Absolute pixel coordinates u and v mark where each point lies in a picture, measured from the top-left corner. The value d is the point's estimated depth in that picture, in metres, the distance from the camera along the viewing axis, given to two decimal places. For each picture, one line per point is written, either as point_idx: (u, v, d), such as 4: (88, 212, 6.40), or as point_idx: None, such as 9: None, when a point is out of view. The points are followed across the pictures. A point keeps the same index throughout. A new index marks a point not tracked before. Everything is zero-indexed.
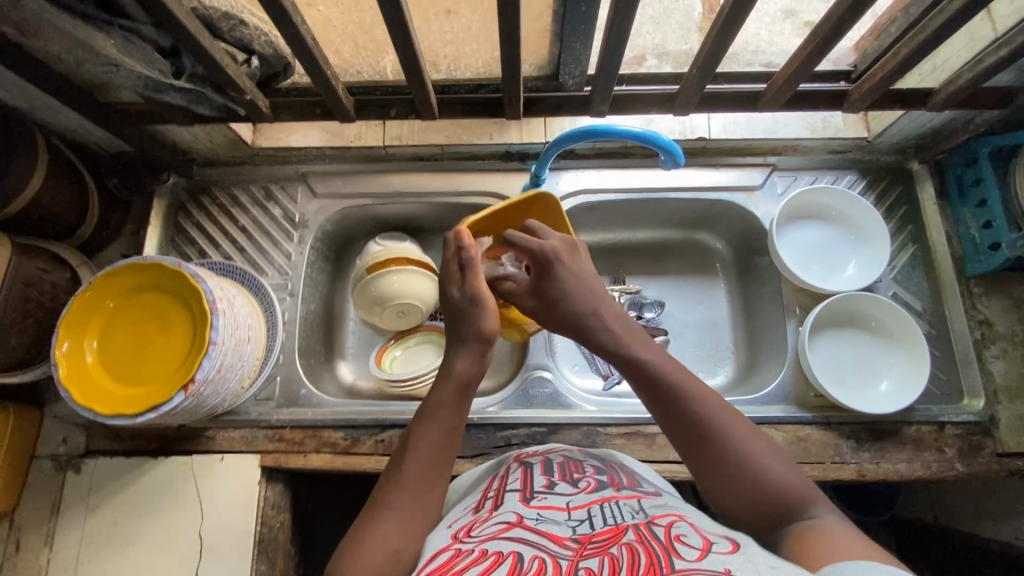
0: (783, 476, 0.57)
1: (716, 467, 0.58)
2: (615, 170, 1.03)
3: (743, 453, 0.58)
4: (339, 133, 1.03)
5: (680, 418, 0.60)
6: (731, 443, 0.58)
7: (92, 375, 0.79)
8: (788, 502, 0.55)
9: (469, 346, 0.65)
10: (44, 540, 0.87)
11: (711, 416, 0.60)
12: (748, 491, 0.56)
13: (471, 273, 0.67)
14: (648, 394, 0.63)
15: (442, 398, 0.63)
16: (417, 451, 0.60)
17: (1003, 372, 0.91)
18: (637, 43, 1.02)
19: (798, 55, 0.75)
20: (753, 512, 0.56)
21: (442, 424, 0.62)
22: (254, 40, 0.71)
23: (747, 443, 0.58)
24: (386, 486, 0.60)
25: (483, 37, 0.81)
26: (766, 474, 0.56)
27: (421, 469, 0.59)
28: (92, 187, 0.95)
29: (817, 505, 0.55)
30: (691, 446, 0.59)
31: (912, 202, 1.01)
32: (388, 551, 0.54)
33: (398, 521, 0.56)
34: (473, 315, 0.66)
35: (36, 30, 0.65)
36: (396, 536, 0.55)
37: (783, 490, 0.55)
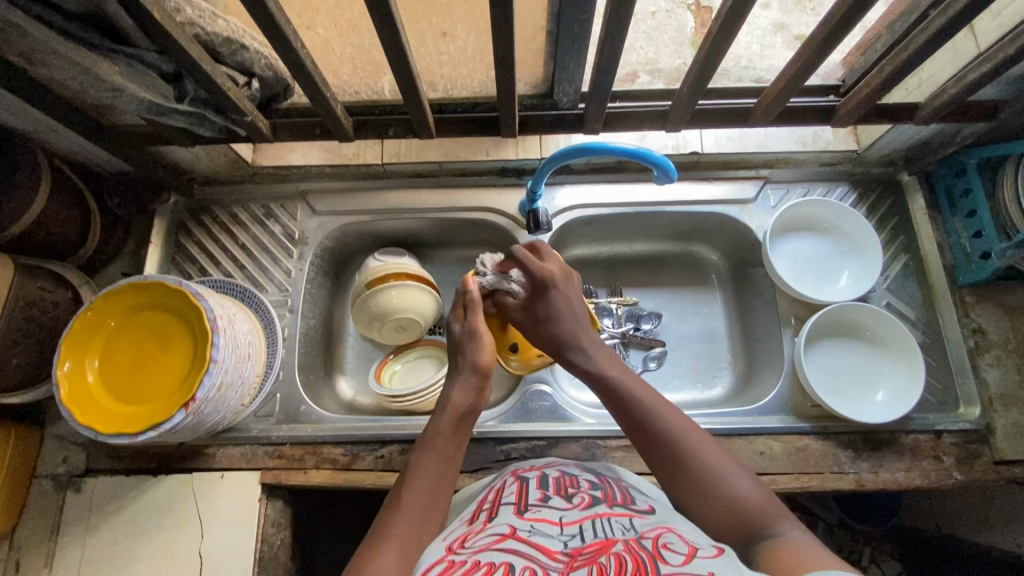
0: (750, 491, 0.59)
1: (688, 481, 0.60)
2: (610, 184, 1.04)
3: (711, 467, 0.60)
4: (338, 151, 1.04)
5: (653, 435, 0.63)
6: (699, 458, 0.61)
7: (94, 395, 0.80)
8: (756, 514, 0.56)
9: (466, 377, 0.70)
10: (44, 560, 0.87)
11: (682, 433, 0.63)
12: (717, 503, 0.58)
13: (473, 311, 0.74)
14: (622, 414, 0.66)
15: (439, 429, 0.66)
16: (416, 479, 0.61)
17: (997, 380, 0.92)
18: (630, 59, 1.04)
19: (785, 72, 0.77)
20: (725, 526, 0.57)
21: (439, 453, 0.64)
22: (254, 62, 0.72)
23: (715, 458, 0.61)
24: (386, 515, 0.59)
25: (478, 58, 0.84)
26: (733, 487, 0.59)
27: (420, 496, 0.60)
28: (93, 208, 0.96)
29: (787, 519, 0.56)
30: (665, 462, 0.62)
31: (903, 213, 1.03)
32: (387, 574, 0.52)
33: (400, 549, 0.54)
34: (471, 349, 0.72)
35: (41, 57, 0.66)
36: (397, 563, 0.53)
37: (750, 504, 0.57)
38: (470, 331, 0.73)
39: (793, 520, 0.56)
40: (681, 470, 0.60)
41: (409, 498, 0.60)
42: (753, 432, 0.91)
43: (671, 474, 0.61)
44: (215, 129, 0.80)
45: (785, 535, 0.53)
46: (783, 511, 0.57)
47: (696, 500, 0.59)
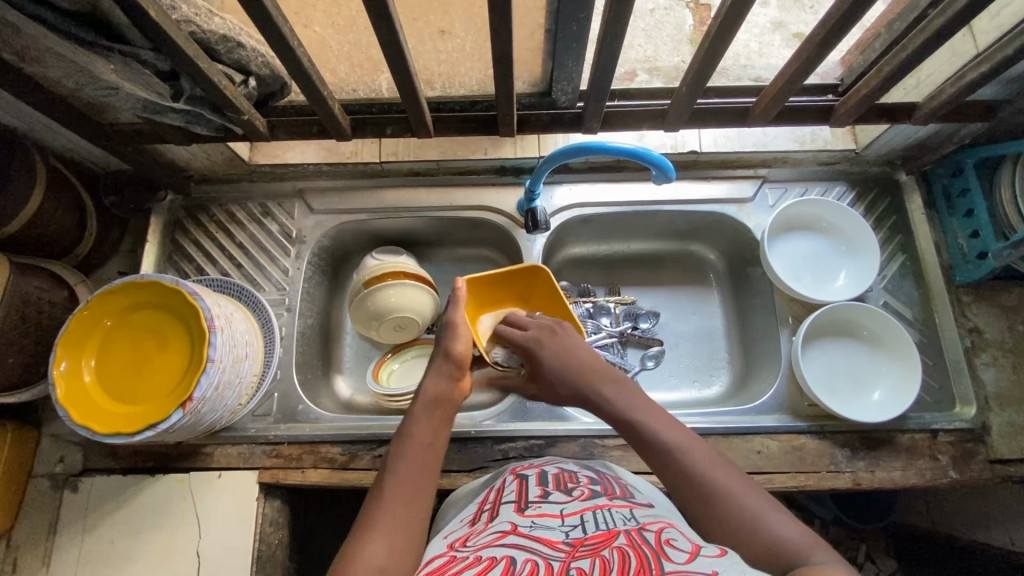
0: (788, 529, 0.54)
1: (720, 520, 0.57)
2: (608, 183, 1.04)
3: (743, 506, 0.57)
4: (336, 149, 1.04)
5: (679, 475, 0.60)
6: (731, 497, 0.58)
7: (91, 395, 0.80)
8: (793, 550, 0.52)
9: (439, 364, 0.71)
10: (41, 560, 0.87)
11: (711, 472, 0.60)
12: (751, 541, 0.54)
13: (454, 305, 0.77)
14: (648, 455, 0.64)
15: (420, 417, 0.66)
16: (401, 469, 0.60)
17: (993, 379, 0.92)
18: (628, 57, 1.04)
19: (784, 71, 0.77)
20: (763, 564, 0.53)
21: (419, 441, 0.63)
22: (251, 61, 0.72)
23: (748, 497, 0.57)
24: (372, 505, 0.58)
25: (477, 56, 0.84)
26: (768, 525, 0.54)
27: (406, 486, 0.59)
28: (88, 206, 0.95)
29: (824, 553, 0.51)
30: (693, 501, 0.59)
31: (901, 212, 1.03)
32: (375, 565, 0.51)
33: (387, 540, 0.54)
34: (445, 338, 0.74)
35: (36, 55, 0.66)
36: (383, 554, 0.52)
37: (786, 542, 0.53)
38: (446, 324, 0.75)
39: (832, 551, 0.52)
40: (711, 509, 0.58)
41: (394, 487, 0.59)
42: (750, 431, 0.91)
43: (702, 514, 0.58)
44: (212, 127, 0.80)
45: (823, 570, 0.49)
46: (822, 546, 0.53)
47: (729, 539, 0.55)
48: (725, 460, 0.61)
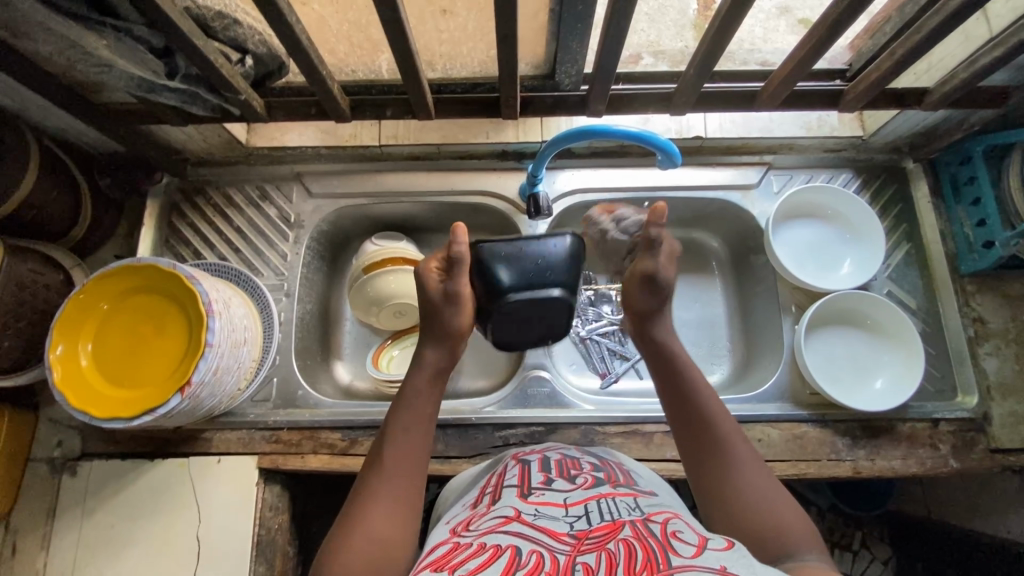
0: (790, 518, 0.56)
1: (720, 492, 0.59)
2: (611, 169, 1.03)
3: (753, 486, 0.59)
4: (334, 132, 1.02)
5: (705, 435, 0.63)
6: (745, 474, 0.60)
7: (88, 379, 0.79)
8: (790, 536, 0.55)
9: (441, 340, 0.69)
10: (40, 543, 0.87)
11: (734, 445, 0.62)
12: (750, 517, 0.57)
13: (457, 272, 0.68)
14: (678, 407, 0.66)
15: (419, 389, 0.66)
16: (397, 441, 0.61)
17: (996, 369, 0.92)
18: (632, 41, 1.02)
19: (794, 55, 0.75)
20: (753, 539, 0.56)
21: (417, 412, 0.64)
22: (248, 39, 0.70)
23: (760, 480, 0.59)
24: (370, 476, 0.60)
25: (479, 37, 0.81)
26: (773, 508, 0.57)
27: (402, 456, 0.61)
28: (83, 187, 0.94)
29: (817, 551, 0.54)
30: (706, 461, 0.62)
31: (907, 200, 1.02)
32: (377, 541, 0.54)
33: (384, 513, 0.56)
34: (449, 313, 0.69)
35: (26, 29, 0.64)
36: (380, 528, 0.55)
37: (785, 527, 0.55)
38: (451, 295, 0.68)
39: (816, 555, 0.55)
40: (720, 475, 0.60)
41: (392, 458, 0.60)
42: (751, 420, 0.91)
43: (711, 477, 0.61)
44: (208, 107, 0.78)
45: (813, 564, 0.52)
46: (817, 543, 0.55)
47: (728, 507, 0.58)
48: (748, 442, 0.63)
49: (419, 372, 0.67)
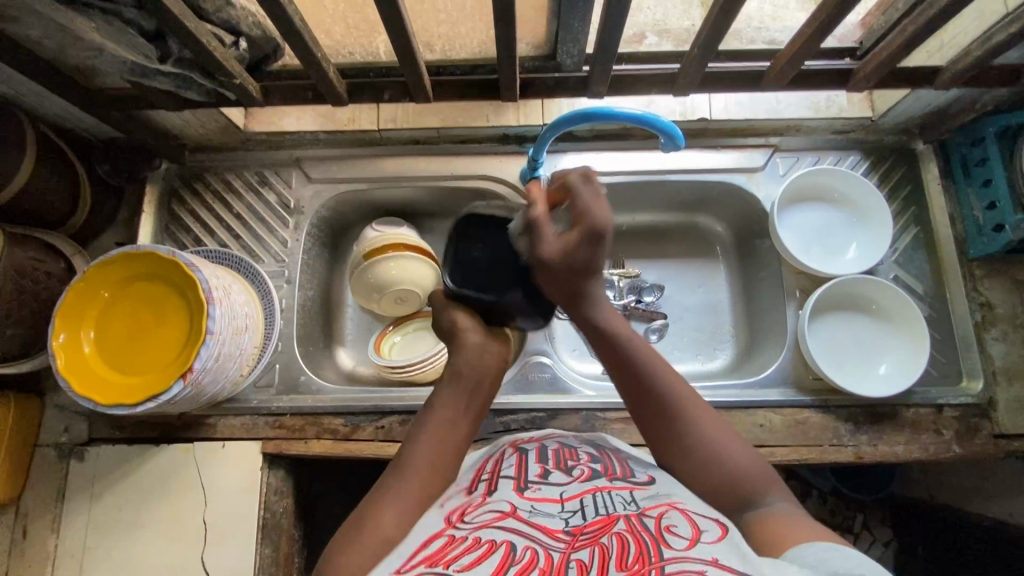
0: (747, 461, 0.58)
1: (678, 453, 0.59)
2: (614, 152, 1.01)
3: (704, 442, 0.59)
4: (332, 116, 1.00)
5: (653, 398, 0.61)
6: (694, 433, 0.59)
7: (92, 365, 0.79)
8: (752, 485, 0.56)
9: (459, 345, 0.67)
10: (50, 526, 0.88)
11: (683, 405, 0.61)
12: (711, 476, 0.57)
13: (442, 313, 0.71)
14: (622, 376, 0.63)
15: (446, 394, 0.64)
16: (426, 442, 0.60)
17: (1002, 354, 0.91)
18: (637, 19, 0.99)
19: (802, 32, 0.72)
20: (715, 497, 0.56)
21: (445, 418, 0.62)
22: (241, 21, 0.68)
23: (714, 428, 0.60)
24: (390, 477, 0.58)
25: (477, 16, 0.79)
26: (731, 454, 0.58)
27: (429, 462, 0.59)
28: (82, 173, 0.93)
29: (777, 491, 0.56)
30: (659, 439, 0.61)
31: (917, 182, 1.00)
32: (383, 536, 0.52)
33: (396, 511, 0.54)
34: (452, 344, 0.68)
35: (15, 14, 0.63)
36: (392, 524, 0.53)
37: (746, 473, 0.56)
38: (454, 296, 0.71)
39: (782, 487, 0.56)
40: (679, 445, 0.59)
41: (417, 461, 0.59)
42: (753, 406, 0.90)
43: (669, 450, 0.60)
44: (203, 92, 0.77)
45: (776, 508, 0.53)
46: (777, 481, 0.57)
47: (693, 470, 0.58)
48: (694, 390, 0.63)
49: (452, 381, 0.65)
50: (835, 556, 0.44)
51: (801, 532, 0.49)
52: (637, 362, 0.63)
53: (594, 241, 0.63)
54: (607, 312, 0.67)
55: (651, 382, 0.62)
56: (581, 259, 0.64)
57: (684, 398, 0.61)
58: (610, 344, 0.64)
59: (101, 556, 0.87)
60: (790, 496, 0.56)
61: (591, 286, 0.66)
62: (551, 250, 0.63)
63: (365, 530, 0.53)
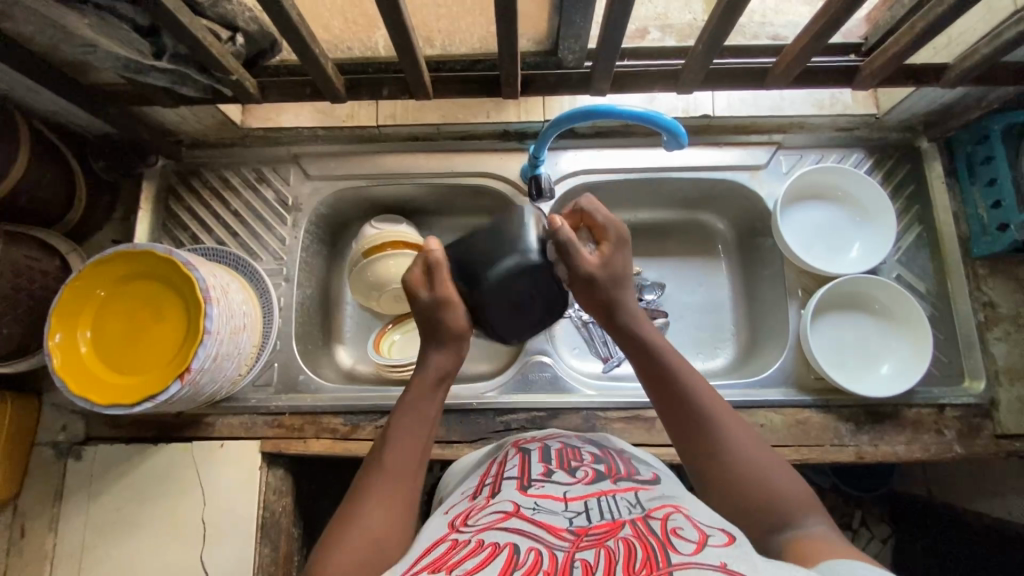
0: (785, 482, 0.57)
1: (715, 469, 0.58)
2: (616, 149, 1.00)
3: (741, 459, 0.58)
4: (331, 112, 0.99)
5: (689, 414, 0.61)
6: (731, 449, 0.58)
7: (89, 365, 0.78)
8: (790, 505, 0.55)
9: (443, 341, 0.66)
10: (48, 526, 0.88)
11: (718, 420, 0.60)
12: (753, 495, 0.56)
13: (439, 276, 0.66)
14: (660, 391, 0.63)
15: (419, 393, 0.64)
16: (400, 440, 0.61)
17: (1005, 354, 0.90)
18: (639, 14, 0.97)
19: (809, 29, 0.71)
20: (757, 518, 0.55)
21: (419, 416, 0.63)
22: (237, 16, 0.67)
23: (752, 444, 0.59)
24: (369, 475, 0.59)
25: (478, 12, 0.78)
26: (770, 476, 0.57)
27: (406, 461, 0.60)
28: (76, 170, 0.92)
29: (816, 514, 0.55)
30: (696, 456, 0.60)
31: (921, 180, 0.99)
32: (372, 536, 0.53)
33: (383, 511, 0.55)
34: (439, 318, 0.66)
35: (6, 10, 0.62)
36: (381, 523, 0.54)
37: (784, 493, 0.56)
38: (443, 296, 0.65)
39: (821, 510, 0.56)
40: (716, 460, 0.58)
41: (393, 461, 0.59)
42: (754, 405, 0.90)
43: (706, 471, 0.59)
44: (198, 88, 0.76)
45: (814, 531, 0.53)
46: (816, 504, 0.56)
47: (730, 488, 0.57)
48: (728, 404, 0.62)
49: (421, 377, 0.65)
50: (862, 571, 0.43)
51: (829, 551, 0.49)
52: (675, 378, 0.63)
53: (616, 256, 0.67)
54: (643, 324, 0.67)
55: (687, 398, 0.61)
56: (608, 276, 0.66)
57: (721, 414, 0.61)
58: (648, 361, 0.64)
59: (99, 555, 0.87)
60: (825, 517, 0.55)
61: (623, 296, 0.67)
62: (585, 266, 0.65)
63: (352, 529, 0.54)
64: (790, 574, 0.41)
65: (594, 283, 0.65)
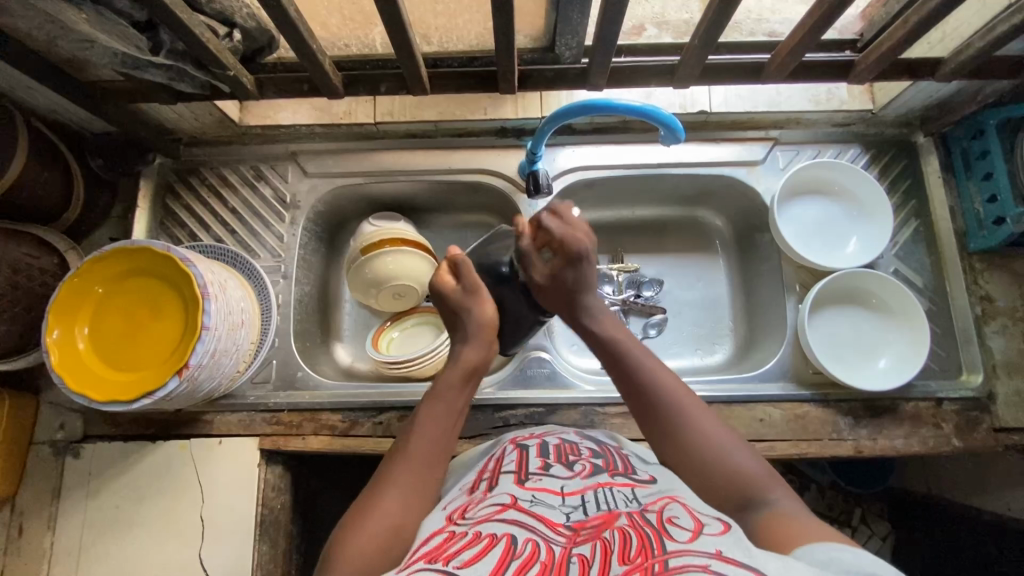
0: (748, 462, 0.57)
1: (679, 457, 0.59)
2: (613, 145, 1.00)
3: (700, 444, 0.59)
4: (328, 109, 1.00)
5: (648, 404, 0.62)
6: (692, 435, 0.59)
7: (86, 362, 0.78)
8: (754, 485, 0.55)
9: (471, 336, 0.66)
10: (47, 524, 0.88)
11: (680, 406, 0.61)
12: (717, 479, 0.57)
13: (467, 273, 0.68)
14: (625, 382, 0.64)
15: (446, 382, 0.64)
16: (425, 429, 0.61)
17: (1002, 348, 0.91)
18: (636, 11, 0.98)
19: (803, 23, 0.72)
20: (725, 498, 0.56)
21: (447, 404, 0.63)
22: (235, 12, 0.67)
23: (714, 429, 0.60)
24: (394, 464, 0.59)
25: (475, 8, 0.78)
26: (732, 459, 0.57)
27: (430, 450, 0.60)
28: (74, 168, 0.92)
29: (781, 489, 0.55)
30: (663, 443, 0.61)
31: (917, 175, 0.99)
32: (393, 523, 0.53)
33: (402, 500, 0.55)
34: (465, 315, 0.67)
35: (5, 5, 0.62)
36: (401, 511, 0.55)
37: (747, 475, 0.56)
38: (470, 291, 0.67)
39: (786, 487, 0.56)
40: (678, 449, 0.59)
41: (417, 450, 0.59)
42: (752, 400, 0.90)
43: (674, 456, 0.60)
44: (197, 84, 0.76)
45: (780, 508, 0.53)
46: (780, 482, 0.56)
47: (694, 474, 0.58)
48: (692, 390, 0.63)
49: (449, 369, 0.65)
50: (842, 555, 0.43)
51: (800, 531, 0.49)
52: (635, 369, 0.64)
53: (577, 262, 0.66)
54: (605, 318, 0.69)
55: (646, 388, 0.62)
56: (566, 280, 0.67)
57: (681, 399, 0.62)
58: (609, 354, 0.66)
59: (98, 553, 0.87)
60: (792, 494, 0.55)
61: (585, 293, 0.68)
62: (539, 277, 0.67)
63: (372, 516, 0.54)
64: (783, 562, 0.42)
65: (547, 287, 0.67)
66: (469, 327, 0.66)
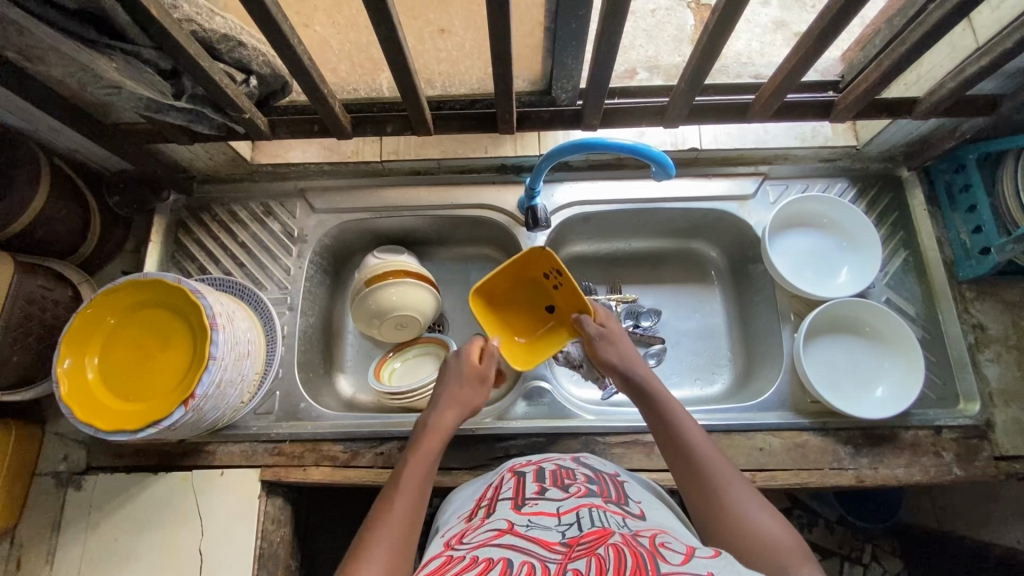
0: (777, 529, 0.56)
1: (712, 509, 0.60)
2: (609, 181, 1.04)
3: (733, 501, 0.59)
4: (337, 149, 1.05)
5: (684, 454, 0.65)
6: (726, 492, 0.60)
7: (94, 392, 0.80)
8: (783, 550, 0.54)
9: (449, 404, 0.76)
10: (44, 558, 0.87)
11: (713, 464, 0.64)
12: (745, 537, 0.56)
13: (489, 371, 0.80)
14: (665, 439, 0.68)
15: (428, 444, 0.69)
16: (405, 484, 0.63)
17: (998, 375, 0.91)
18: (629, 56, 1.04)
19: (783, 66, 0.76)
20: (755, 559, 0.53)
21: (425, 462, 0.67)
22: (252, 60, 0.73)
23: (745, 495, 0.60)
24: (377, 520, 0.59)
25: (476, 55, 0.85)
26: (761, 522, 0.57)
27: (410, 505, 0.61)
28: (93, 205, 0.96)
29: (809, 564, 0.52)
30: (697, 496, 0.62)
31: (903, 207, 1.02)
32: None
33: (388, 553, 0.55)
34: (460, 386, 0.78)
35: (41, 54, 0.67)
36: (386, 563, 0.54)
37: (775, 539, 0.55)
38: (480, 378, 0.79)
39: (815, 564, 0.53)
40: (713, 501, 0.60)
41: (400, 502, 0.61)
42: (751, 429, 0.90)
43: (704, 508, 0.60)
44: (213, 127, 0.80)
45: None
46: (810, 558, 0.54)
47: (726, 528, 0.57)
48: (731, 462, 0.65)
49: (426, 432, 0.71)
50: None
51: None
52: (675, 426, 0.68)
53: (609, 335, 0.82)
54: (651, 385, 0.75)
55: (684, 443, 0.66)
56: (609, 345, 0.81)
57: (717, 460, 0.64)
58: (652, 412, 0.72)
59: None
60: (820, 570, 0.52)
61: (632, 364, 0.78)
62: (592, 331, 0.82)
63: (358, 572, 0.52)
64: None
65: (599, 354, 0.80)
66: (442, 397, 0.77)
